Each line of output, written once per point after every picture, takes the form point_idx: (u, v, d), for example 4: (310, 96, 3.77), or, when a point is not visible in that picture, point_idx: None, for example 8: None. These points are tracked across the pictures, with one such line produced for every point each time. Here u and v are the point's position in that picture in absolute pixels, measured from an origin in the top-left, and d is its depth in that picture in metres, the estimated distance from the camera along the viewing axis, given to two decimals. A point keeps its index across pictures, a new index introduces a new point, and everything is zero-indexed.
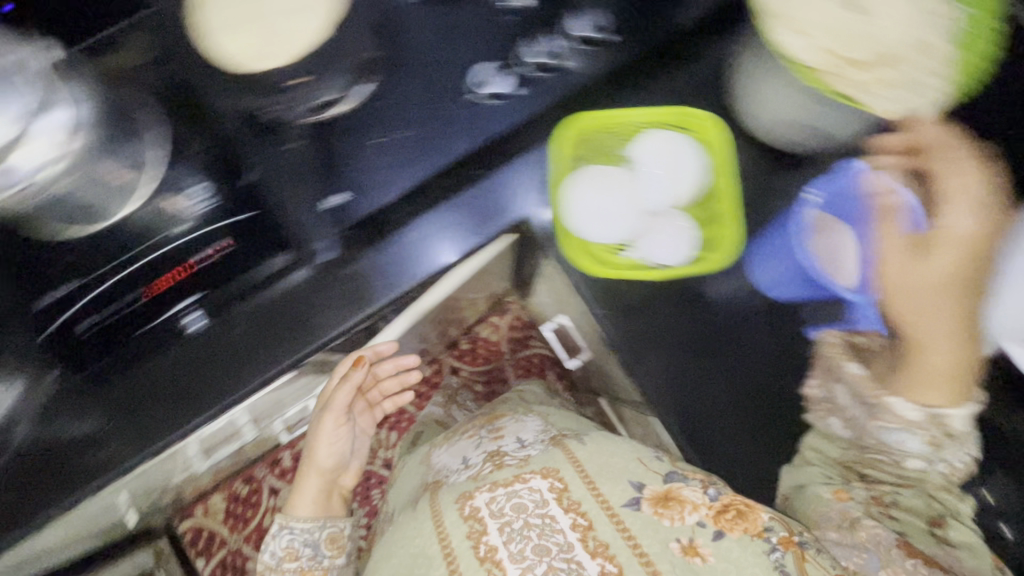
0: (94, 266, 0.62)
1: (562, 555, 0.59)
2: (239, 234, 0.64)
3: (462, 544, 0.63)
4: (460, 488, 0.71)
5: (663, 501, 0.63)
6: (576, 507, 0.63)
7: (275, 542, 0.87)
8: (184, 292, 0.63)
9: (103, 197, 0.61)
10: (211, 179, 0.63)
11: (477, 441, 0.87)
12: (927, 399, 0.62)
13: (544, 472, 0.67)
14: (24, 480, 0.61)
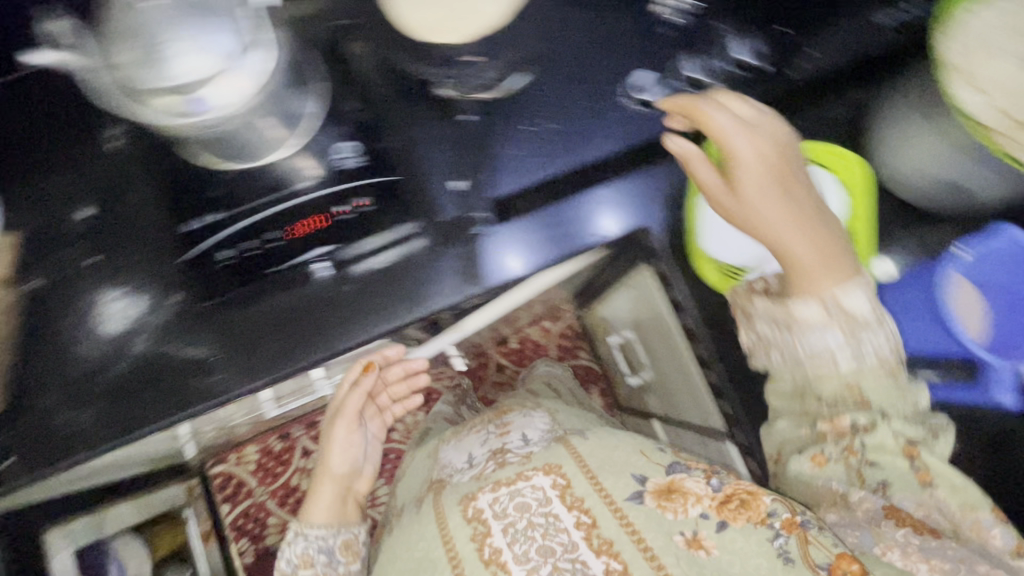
0: (235, 203, 0.65)
1: (566, 554, 0.63)
2: (378, 194, 0.64)
3: (466, 547, 0.66)
4: (462, 487, 0.75)
5: (666, 494, 0.65)
6: (579, 504, 0.66)
7: (290, 549, 0.83)
8: (317, 240, 0.64)
9: (253, 138, 0.63)
10: (361, 140, 0.65)
11: (484, 436, 0.92)
12: (820, 292, 0.58)
13: (546, 468, 0.70)
14: (137, 387, 0.66)
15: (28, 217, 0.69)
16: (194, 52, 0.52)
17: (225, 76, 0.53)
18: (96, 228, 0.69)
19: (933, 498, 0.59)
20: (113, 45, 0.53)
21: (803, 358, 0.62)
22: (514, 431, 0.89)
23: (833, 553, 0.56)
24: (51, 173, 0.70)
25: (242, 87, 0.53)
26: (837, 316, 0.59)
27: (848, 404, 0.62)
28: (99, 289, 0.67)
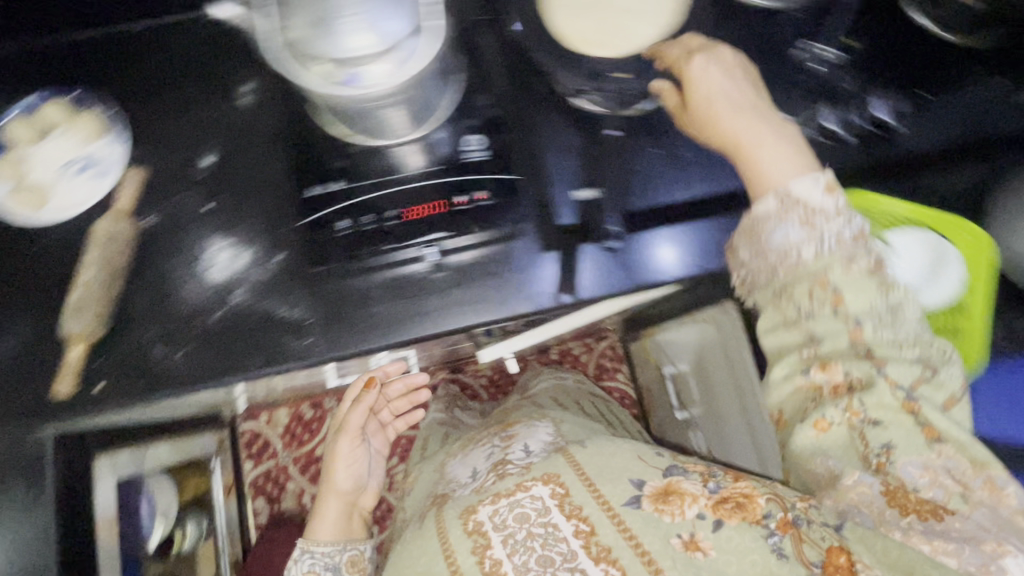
0: (358, 177, 0.66)
1: (565, 565, 0.54)
2: (496, 191, 0.66)
3: (467, 561, 0.57)
4: (464, 501, 0.65)
5: (663, 498, 0.56)
6: (578, 513, 0.57)
7: (297, 564, 0.86)
8: (432, 226, 0.65)
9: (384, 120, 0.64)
10: (486, 136, 0.67)
11: (488, 451, 0.84)
12: (766, 189, 0.51)
13: (545, 478, 0.61)
14: (230, 335, 0.67)
15: (155, 156, 0.71)
16: (363, 33, 0.54)
17: (379, 60, 0.54)
18: (217, 178, 0.71)
19: (941, 456, 0.47)
20: (295, 7, 0.55)
21: (774, 260, 0.50)
22: (518, 442, 0.82)
23: (823, 547, 0.49)
24: (184, 119, 0.73)
25: (389, 72, 0.54)
26: (790, 207, 0.49)
27: (840, 342, 0.49)
28: (211, 235, 0.69)
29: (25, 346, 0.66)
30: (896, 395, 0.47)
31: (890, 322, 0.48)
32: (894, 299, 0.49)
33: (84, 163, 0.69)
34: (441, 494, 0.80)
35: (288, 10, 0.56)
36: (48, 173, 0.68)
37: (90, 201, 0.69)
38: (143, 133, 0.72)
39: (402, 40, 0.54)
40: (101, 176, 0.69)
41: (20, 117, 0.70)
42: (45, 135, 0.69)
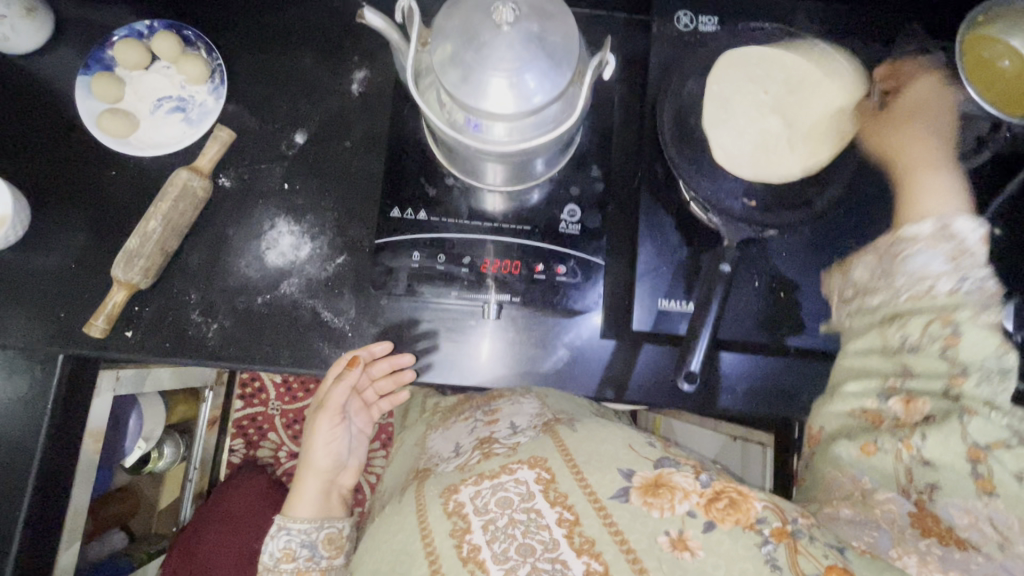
0: (443, 212, 0.62)
1: (546, 556, 0.44)
2: (579, 268, 0.61)
3: (444, 545, 0.47)
4: (446, 478, 0.55)
5: (653, 490, 0.47)
6: (562, 500, 0.47)
7: (274, 541, 0.67)
8: (504, 285, 0.61)
9: (472, 168, 0.58)
10: (584, 207, 0.62)
11: (470, 427, 0.64)
12: (925, 215, 0.50)
13: (531, 461, 0.52)
14: (270, 321, 0.65)
15: (250, 119, 0.69)
16: (499, 84, 0.47)
17: (503, 119, 0.49)
18: (304, 158, 0.68)
19: (988, 507, 0.43)
20: (442, 30, 0.49)
21: (899, 283, 0.49)
22: (504, 422, 0.61)
23: (824, 565, 0.41)
24: (290, 89, 0.70)
25: (505, 141, 0.51)
26: (942, 236, 0.48)
27: (931, 374, 0.46)
28: (278, 216, 0.67)
29: (74, 272, 0.66)
30: (965, 441, 0.43)
31: (996, 387, 0.45)
32: (1008, 363, 0.46)
33: (177, 104, 0.69)
34: (420, 468, 0.64)
35: (434, 23, 0.50)
36: (140, 101, 0.68)
37: (170, 142, 0.67)
38: (245, 92, 0.70)
39: (535, 105, 0.48)
40: (189, 121, 0.68)
41: (132, 37, 0.68)
42: (151, 65, 0.69)
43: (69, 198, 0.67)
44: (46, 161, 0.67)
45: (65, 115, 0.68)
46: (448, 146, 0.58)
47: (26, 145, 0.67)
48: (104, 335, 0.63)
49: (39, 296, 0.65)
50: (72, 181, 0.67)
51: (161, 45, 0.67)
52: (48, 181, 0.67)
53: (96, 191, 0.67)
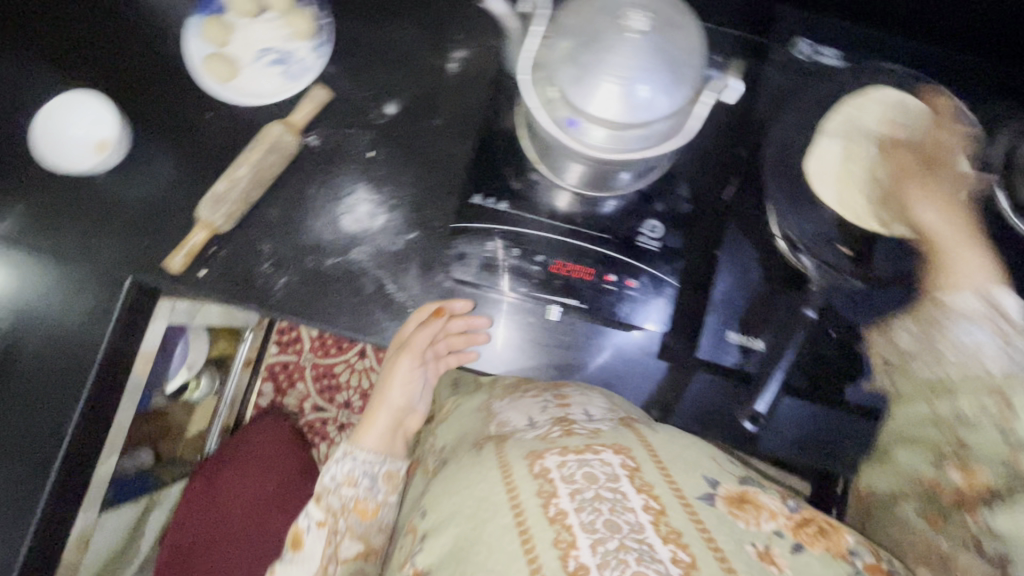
0: (522, 207, 0.61)
1: (632, 535, 0.41)
2: (650, 284, 0.60)
3: (530, 502, 0.44)
4: (527, 443, 0.52)
5: (738, 503, 0.46)
6: (648, 488, 0.45)
7: (337, 465, 0.61)
8: (571, 290, 0.61)
9: (562, 168, 0.59)
10: (664, 225, 0.61)
11: (540, 403, 0.58)
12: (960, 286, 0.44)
13: (614, 446, 0.49)
14: (335, 283, 0.67)
15: (345, 82, 0.70)
16: (610, 90, 0.46)
17: (615, 129, 0.48)
18: (391, 130, 0.69)
19: None
20: (565, 27, 0.48)
21: (944, 360, 0.43)
22: (575, 406, 0.57)
23: None
24: (387, 58, 0.70)
25: (612, 150, 0.50)
26: (990, 311, 0.42)
27: (988, 452, 0.40)
28: (358, 182, 0.68)
29: (159, 204, 0.68)
30: None
31: None
32: None
33: (278, 57, 0.70)
34: (485, 432, 0.57)
35: (558, 18, 0.49)
36: (243, 49, 0.69)
37: (266, 94, 0.69)
38: (343, 54, 0.70)
39: (649, 121, 0.47)
40: (286, 75, 0.69)
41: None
42: (260, 15, 0.70)
43: (164, 133, 0.69)
44: (148, 93, 0.69)
45: (171, 52, 0.70)
46: (540, 140, 0.58)
47: (133, 74, 0.69)
48: (180, 270, 0.65)
49: (124, 222, 0.68)
50: (169, 117, 0.69)
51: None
52: (148, 114, 0.69)
53: (190, 129, 0.69)
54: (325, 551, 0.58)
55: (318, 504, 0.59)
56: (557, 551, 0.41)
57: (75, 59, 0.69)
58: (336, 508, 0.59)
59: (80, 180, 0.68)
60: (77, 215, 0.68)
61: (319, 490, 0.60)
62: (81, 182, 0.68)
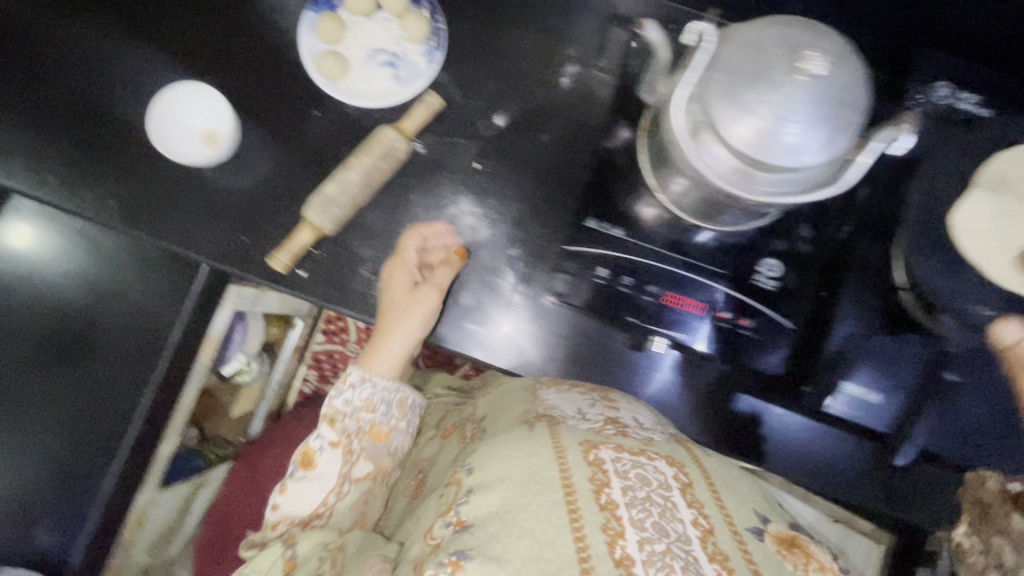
0: (641, 235, 0.60)
1: (679, 544, 0.46)
2: (768, 326, 0.59)
3: (581, 485, 0.48)
4: (580, 433, 0.55)
5: (788, 545, 0.51)
6: (698, 507, 0.50)
7: (353, 391, 0.65)
8: (683, 323, 0.59)
9: (691, 200, 0.56)
10: (786, 267, 0.59)
11: (588, 400, 0.61)
12: None
13: (668, 458, 0.53)
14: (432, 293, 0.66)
15: (454, 90, 0.68)
16: (765, 130, 0.45)
17: (764, 169, 0.46)
18: (498, 143, 0.68)
19: None
20: (727, 60, 0.46)
21: None
22: (623, 410, 0.61)
23: None
24: (498, 69, 0.69)
25: (754, 189, 0.48)
26: None
27: None
28: (462, 194, 0.67)
29: (261, 200, 0.68)
30: None
31: None
32: None
33: (390, 59, 0.68)
34: (531, 410, 0.59)
35: (720, 49, 0.47)
36: (356, 49, 0.68)
37: (378, 97, 0.68)
38: (455, 61, 0.69)
39: (802, 164, 0.46)
40: (397, 78, 0.68)
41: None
42: (373, 14, 0.68)
43: (270, 128, 0.68)
44: (256, 86, 0.69)
45: (282, 46, 0.69)
46: (667, 174, 0.57)
47: (243, 67, 0.69)
48: (284, 271, 0.65)
49: (223, 214, 0.67)
50: (276, 112, 0.68)
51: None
52: (255, 107, 0.68)
53: (297, 127, 0.68)
54: (338, 469, 0.64)
55: (332, 426, 0.64)
56: (606, 536, 0.45)
57: (189, 48, 0.69)
58: (350, 431, 0.64)
59: (183, 170, 0.67)
60: (179, 204, 0.68)
61: (335, 412, 0.64)
62: (185, 172, 0.67)
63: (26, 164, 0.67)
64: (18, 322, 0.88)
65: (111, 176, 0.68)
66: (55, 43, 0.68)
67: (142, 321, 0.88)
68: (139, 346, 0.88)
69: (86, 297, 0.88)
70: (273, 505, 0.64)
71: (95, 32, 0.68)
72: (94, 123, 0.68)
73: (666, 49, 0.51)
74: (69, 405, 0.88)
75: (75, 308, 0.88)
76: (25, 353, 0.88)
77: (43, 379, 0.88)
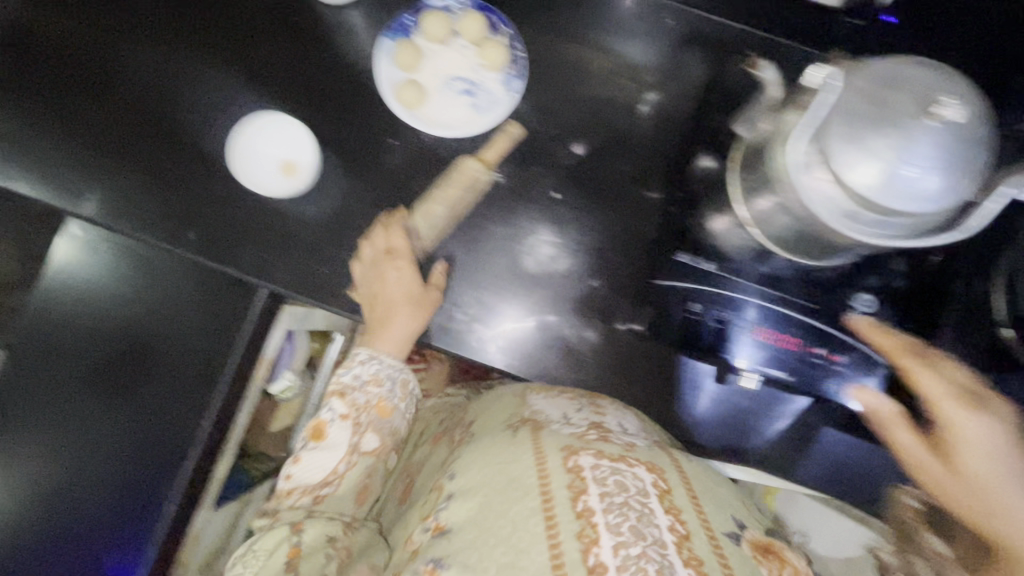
0: (730, 270, 0.61)
1: (655, 548, 0.49)
2: (860, 362, 0.59)
3: (560, 492, 0.52)
4: (563, 438, 0.59)
5: (763, 552, 0.54)
6: (676, 511, 0.53)
7: (362, 367, 0.69)
8: (776, 359, 0.60)
9: (791, 236, 0.55)
10: (879, 303, 0.59)
11: (575, 406, 0.66)
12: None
13: (649, 466, 0.57)
14: (514, 326, 0.66)
15: (533, 120, 0.68)
16: (892, 174, 0.44)
17: (880, 211, 0.45)
18: (579, 173, 0.67)
19: None
20: (854, 100, 0.46)
21: None
22: (611, 418, 0.64)
23: None
24: (577, 98, 0.68)
25: (865, 228, 0.46)
26: None
27: None
28: (542, 224, 0.67)
29: (337, 230, 0.67)
30: None
31: None
32: None
33: (468, 87, 0.67)
34: (518, 416, 0.66)
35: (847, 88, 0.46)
36: (434, 77, 0.67)
37: (457, 126, 0.67)
38: (534, 90, 0.68)
39: (921, 213, 0.45)
40: (476, 107, 0.67)
41: (440, 9, 0.68)
42: (450, 41, 0.68)
43: (348, 158, 0.68)
44: (334, 116, 0.68)
45: (359, 75, 0.69)
46: (766, 209, 0.55)
47: (320, 96, 0.68)
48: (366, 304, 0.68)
49: (302, 245, 0.67)
50: (353, 142, 0.68)
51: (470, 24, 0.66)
52: (334, 137, 0.68)
53: (374, 157, 0.68)
54: (348, 440, 0.69)
55: (343, 400, 0.68)
56: (580, 543, 0.48)
57: (267, 77, 0.68)
58: (359, 407, 0.68)
59: (261, 201, 0.67)
60: (256, 235, 0.67)
61: (345, 387, 0.69)
62: (263, 203, 0.67)
63: (105, 194, 0.67)
64: (78, 347, 0.88)
65: (186, 204, 0.67)
66: (135, 71, 0.68)
67: (202, 344, 0.88)
68: (200, 371, 0.88)
69: (144, 321, 0.88)
70: (287, 474, 0.70)
71: (173, 61, 0.68)
72: (171, 151, 0.67)
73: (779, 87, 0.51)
74: (131, 428, 0.88)
75: (134, 333, 0.88)
76: (85, 378, 0.88)
77: (103, 403, 0.88)
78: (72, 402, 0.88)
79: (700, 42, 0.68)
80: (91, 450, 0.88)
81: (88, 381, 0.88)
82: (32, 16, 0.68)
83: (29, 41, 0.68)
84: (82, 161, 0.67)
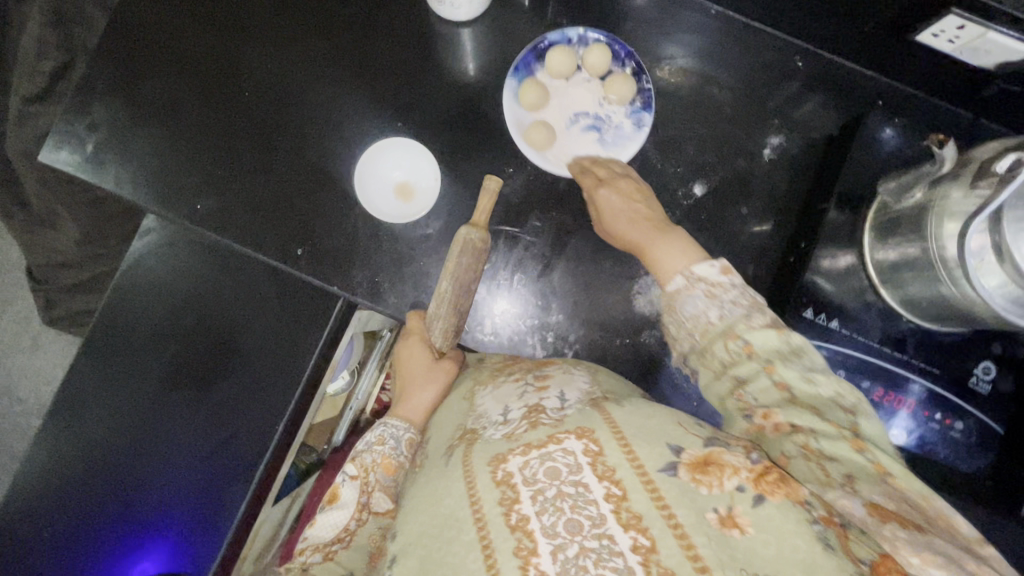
0: (855, 327, 0.61)
1: (593, 533, 0.39)
2: (974, 430, 0.60)
3: (492, 513, 0.41)
4: (494, 445, 0.47)
5: (701, 467, 0.40)
6: (609, 475, 0.41)
7: (370, 432, 0.61)
8: (890, 419, 0.61)
9: (923, 300, 0.56)
10: (994, 375, 0.61)
11: (519, 390, 0.54)
12: (676, 271, 0.54)
13: (578, 430, 0.44)
14: (623, 362, 0.67)
15: (655, 154, 0.67)
16: None
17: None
18: (696, 213, 0.67)
19: None
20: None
21: None
22: (553, 389, 0.52)
23: (877, 550, 0.37)
24: (701, 135, 0.67)
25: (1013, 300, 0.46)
26: None
27: None
28: None
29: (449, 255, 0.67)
30: None
31: None
32: None
33: (592, 122, 0.67)
34: (463, 427, 0.54)
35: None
36: (558, 114, 0.67)
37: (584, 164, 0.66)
38: (656, 123, 0.67)
39: None
40: (602, 142, 0.66)
41: (562, 43, 0.66)
42: (573, 76, 0.67)
43: (463, 182, 0.67)
44: (452, 138, 0.67)
45: (483, 100, 0.68)
46: (901, 272, 0.56)
47: (442, 119, 0.67)
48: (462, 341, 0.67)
49: (412, 268, 0.66)
50: (473, 166, 0.67)
51: (594, 59, 0.65)
52: (449, 158, 0.67)
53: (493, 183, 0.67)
54: (360, 500, 0.57)
55: (353, 462, 0.58)
56: (518, 561, 0.39)
57: (386, 92, 0.67)
58: (367, 464, 0.58)
59: (372, 218, 0.66)
60: (365, 255, 0.66)
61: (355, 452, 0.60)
62: (375, 223, 0.66)
63: (214, 201, 0.65)
64: (148, 348, 0.81)
65: (297, 222, 0.66)
66: (249, 77, 0.67)
67: (278, 352, 0.79)
68: (267, 381, 0.79)
69: (222, 324, 0.81)
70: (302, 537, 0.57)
71: (303, 67, 0.67)
72: (289, 160, 0.66)
73: (952, 165, 0.49)
74: (194, 441, 0.80)
75: (209, 336, 0.80)
76: (155, 382, 0.81)
77: (168, 412, 0.80)
78: (135, 409, 0.80)
79: (830, 92, 0.67)
80: (150, 463, 0.80)
81: (156, 385, 0.80)
82: (150, 13, 0.67)
83: (145, 40, 0.67)
84: (192, 166, 0.66)
